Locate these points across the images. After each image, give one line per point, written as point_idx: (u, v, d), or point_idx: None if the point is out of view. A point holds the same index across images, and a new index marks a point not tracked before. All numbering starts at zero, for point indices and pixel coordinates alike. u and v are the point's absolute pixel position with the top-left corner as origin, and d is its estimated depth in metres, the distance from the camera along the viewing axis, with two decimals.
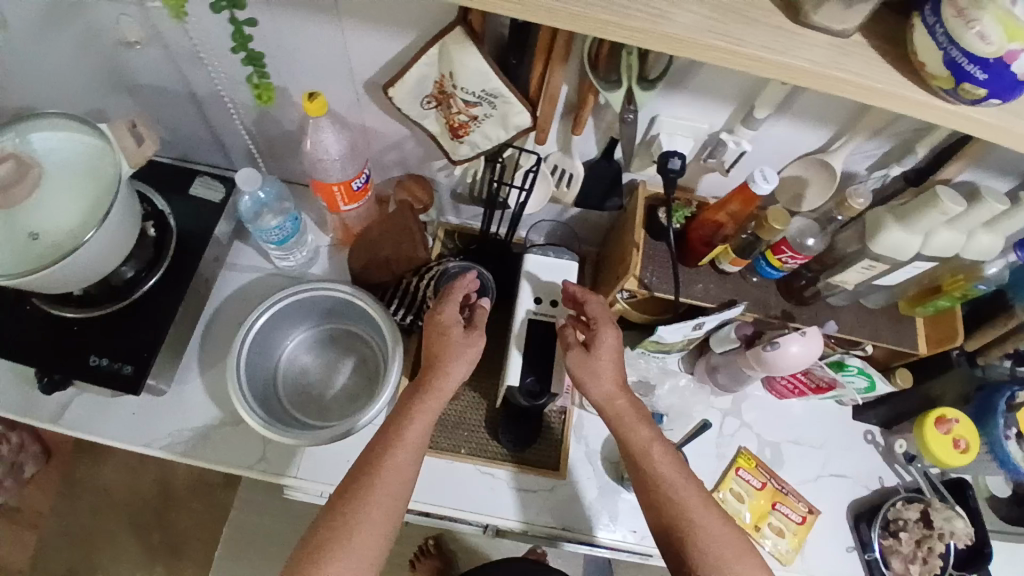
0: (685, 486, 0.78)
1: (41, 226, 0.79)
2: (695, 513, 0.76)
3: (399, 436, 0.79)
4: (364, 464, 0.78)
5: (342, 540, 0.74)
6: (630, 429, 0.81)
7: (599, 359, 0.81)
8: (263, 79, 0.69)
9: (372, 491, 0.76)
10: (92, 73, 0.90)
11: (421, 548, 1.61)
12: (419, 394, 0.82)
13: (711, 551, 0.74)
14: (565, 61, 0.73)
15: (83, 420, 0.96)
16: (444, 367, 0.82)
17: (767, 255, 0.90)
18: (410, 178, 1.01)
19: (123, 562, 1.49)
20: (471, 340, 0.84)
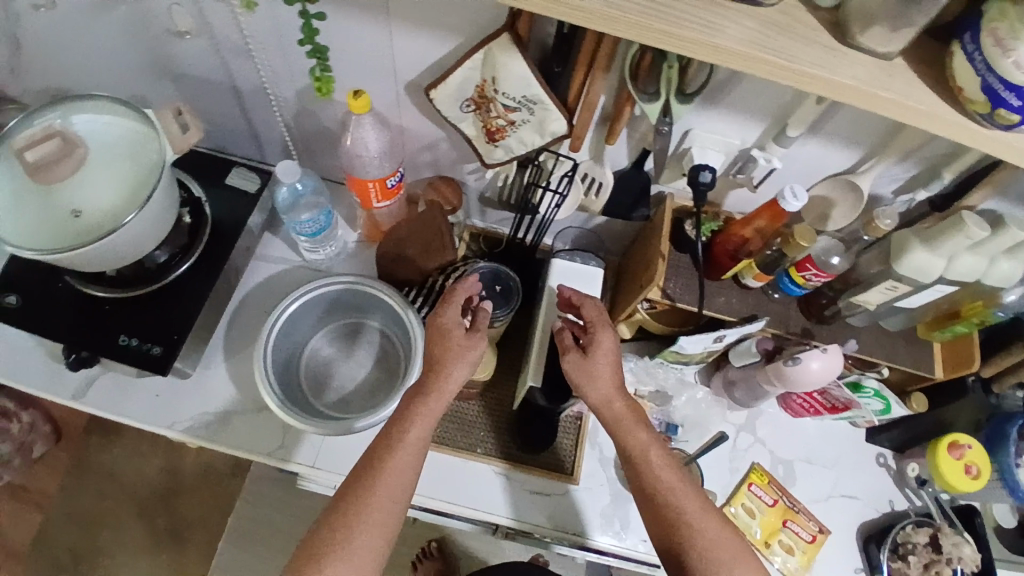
0: (683, 491, 0.79)
1: (83, 203, 0.81)
2: (691, 517, 0.77)
3: (400, 437, 0.80)
4: (366, 466, 0.79)
5: (344, 540, 0.75)
6: (628, 431, 0.82)
7: (598, 361, 0.82)
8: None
9: (373, 492, 0.78)
10: (141, 61, 0.93)
11: (424, 549, 1.61)
12: (420, 397, 0.83)
13: (709, 553, 0.76)
14: (606, 72, 0.75)
15: (106, 399, 0.97)
16: (443, 369, 0.83)
17: (790, 272, 0.91)
18: (441, 179, 1.03)
19: (126, 547, 1.50)
20: (472, 342, 0.84)
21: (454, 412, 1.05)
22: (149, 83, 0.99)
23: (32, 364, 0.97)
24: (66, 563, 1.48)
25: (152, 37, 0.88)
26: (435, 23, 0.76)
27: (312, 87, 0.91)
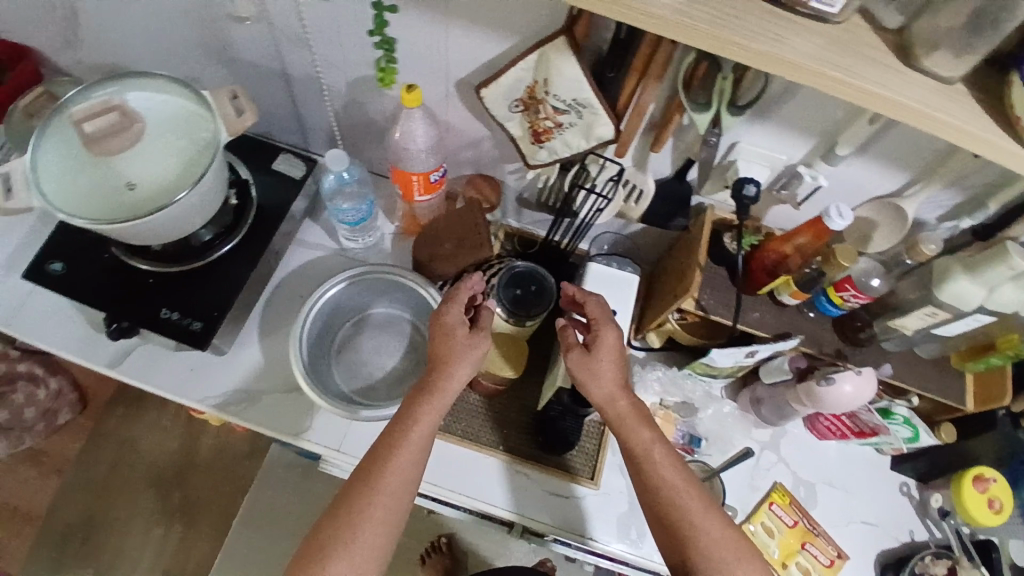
0: (684, 488, 0.78)
1: (138, 177, 0.82)
2: (692, 516, 0.76)
3: (404, 436, 0.80)
4: (369, 465, 0.80)
5: (348, 538, 0.76)
6: (630, 430, 0.81)
7: (600, 359, 0.82)
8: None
9: (376, 490, 0.78)
10: (200, 44, 0.95)
11: (432, 544, 1.61)
12: (425, 395, 0.83)
13: (709, 551, 0.75)
14: (659, 80, 0.75)
15: (141, 368, 0.99)
16: (446, 368, 0.84)
17: (828, 292, 0.91)
18: (479, 177, 1.04)
19: (140, 519, 1.52)
20: (475, 340, 0.85)
21: (479, 408, 1.05)
22: (202, 66, 1.01)
23: (72, 331, 1.00)
24: (81, 530, 1.51)
25: (211, 20, 0.90)
26: (492, 22, 0.77)
27: (363, 78, 0.93)
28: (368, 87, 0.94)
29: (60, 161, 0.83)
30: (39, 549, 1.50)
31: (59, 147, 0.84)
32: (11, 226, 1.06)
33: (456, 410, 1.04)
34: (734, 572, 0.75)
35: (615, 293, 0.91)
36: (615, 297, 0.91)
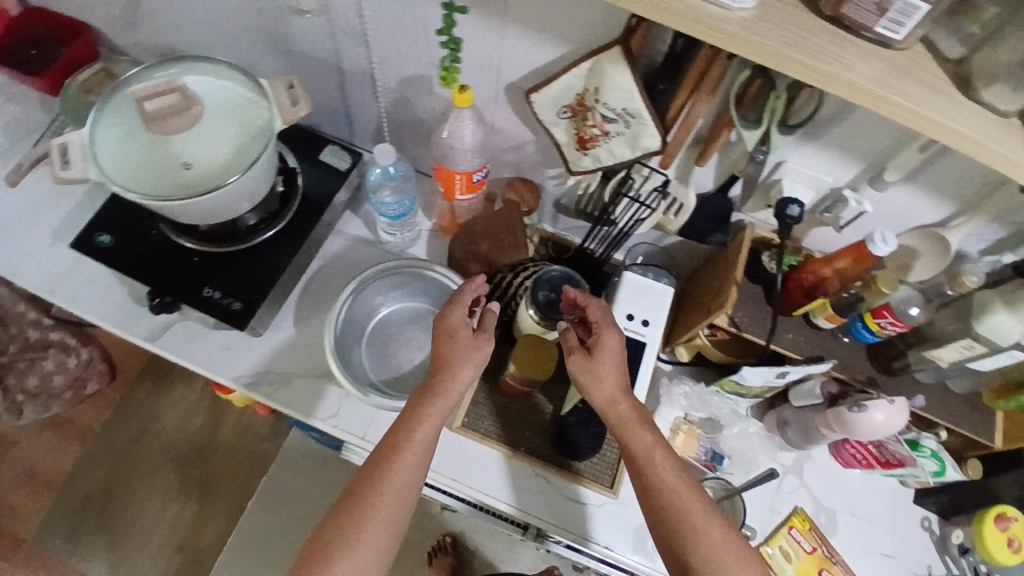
0: (684, 492, 0.78)
1: (194, 157, 0.84)
2: (693, 519, 0.76)
3: (408, 437, 0.82)
4: (373, 465, 0.81)
5: (352, 536, 0.77)
6: (631, 431, 0.81)
7: (601, 361, 0.82)
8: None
9: (380, 490, 0.80)
10: (260, 33, 0.98)
11: (438, 543, 1.61)
12: (429, 397, 0.85)
13: (708, 554, 0.74)
14: (711, 96, 0.75)
15: (179, 343, 1.01)
16: (450, 371, 0.86)
17: (865, 317, 0.90)
18: (520, 180, 1.05)
19: (158, 492, 1.55)
20: (479, 342, 0.87)
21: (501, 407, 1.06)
22: (259, 55, 1.03)
23: (114, 303, 1.03)
24: (100, 499, 1.54)
25: (273, 11, 0.92)
26: (548, 29, 0.78)
27: (415, 76, 0.95)
28: (419, 85, 0.96)
29: (119, 137, 0.85)
30: (59, 513, 1.53)
31: (118, 123, 0.85)
32: (62, 198, 1.09)
33: (481, 407, 1.05)
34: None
35: (651, 303, 0.90)
36: (649, 307, 0.90)
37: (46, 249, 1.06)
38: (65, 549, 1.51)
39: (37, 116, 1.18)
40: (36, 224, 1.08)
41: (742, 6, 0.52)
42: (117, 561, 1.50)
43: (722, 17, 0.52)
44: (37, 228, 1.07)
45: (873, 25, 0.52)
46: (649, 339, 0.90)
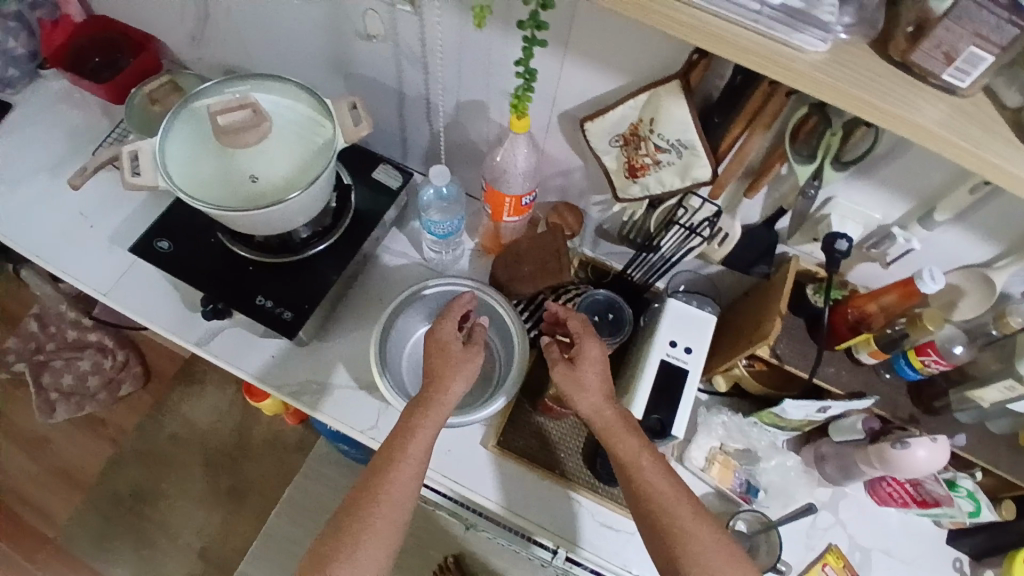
0: (672, 497, 0.78)
1: (261, 171, 0.88)
2: (682, 523, 0.76)
3: (403, 449, 0.84)
4: (370, 478, 0.83)
5: (350, 547, 0.79)
6: (618, 441, 0.81)
7: (584, 370, 0.83)
8: (525, 92, 0.75)
9: (377, 502, 0.81)
10: (325, 55, 1.02)
11: (441, 565, 1.57)
12: (420, 410, 0.87)
13: (699, 557, 0.75)
14: (766, 130, 0.77)
15: (226, 349, 1.04)
16: (442, 383, 0.88)
17: (908, 354, 0.91)
18: (563, 204, 1.07)
19: (187, 495, 1.56)
20: (469, 355, 0.90)
21: (539, 427, 1.06)
22: (320, 77, 1.08)
23: (165, 306, 1.06)
24: (129, 499, 1.56)
25: (339, 35, 0.97)
26: (607, 61, 0.81)
27: (471, 101, 0.99)
28: (473, 109, 1.00)
29: (188, 150, 0.89)
30: (86, 512, 1.55)
31: (188, 135, 0.89)
32: (121, 204, 1.13)
33: (518, 426, 1.05)
34: None
35: (694, 331, 0.91)
36: (693, 334, 0.91)
37: (102, 252, 1.10)
38: (90, 550, 1.52)
39: (99, 123, 1.20)
40: (94, 227, 1.11)
41: (818, 47, 0.53)
42: (144, 561, 1.51)
43: (798, 57, 0.53)
44: (94, 231, 1.11)
45: (940, 72, 0.54)
46: (692, 367, 0.89)
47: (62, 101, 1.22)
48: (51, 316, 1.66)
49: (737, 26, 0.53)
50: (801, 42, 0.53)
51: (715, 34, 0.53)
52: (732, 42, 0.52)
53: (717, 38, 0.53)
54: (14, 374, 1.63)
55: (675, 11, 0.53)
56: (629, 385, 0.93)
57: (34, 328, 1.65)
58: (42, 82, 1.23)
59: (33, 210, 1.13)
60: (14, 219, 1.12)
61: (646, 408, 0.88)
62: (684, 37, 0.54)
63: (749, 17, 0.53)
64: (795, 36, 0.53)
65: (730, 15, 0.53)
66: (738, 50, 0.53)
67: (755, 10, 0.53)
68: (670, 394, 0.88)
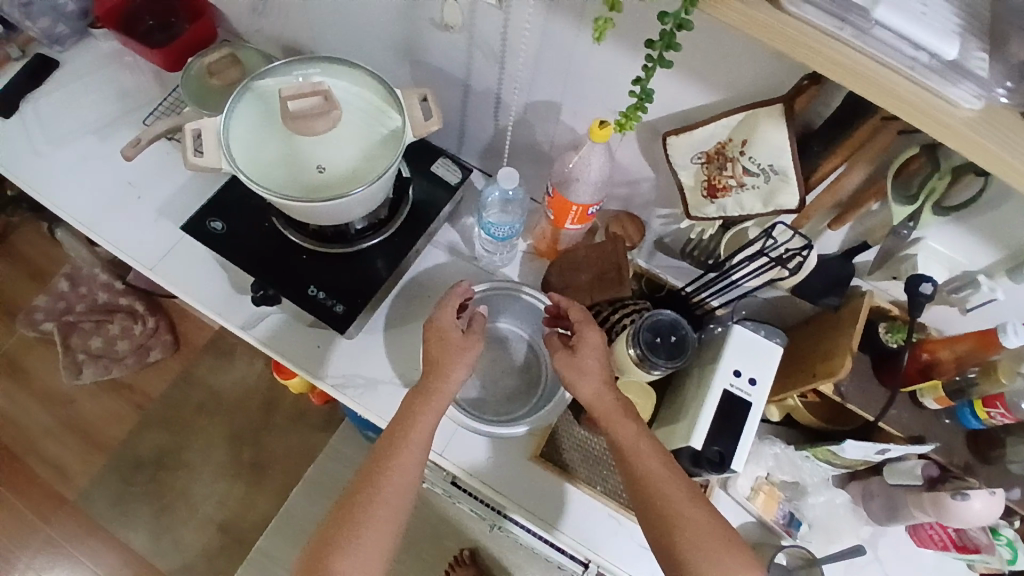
0: (669, 481, 0.78)
1: (327, 161, 0.85)
2: (679, 506, 0.75)
3: (405, 437, 0.83)
4: (372, 466, 0.81)
5: (353, 534, 0.76)
6: (616, 424, 0.81)
7: (585, 357, 0.85)
8: (634, 114, 0.64)
9: (379, 490, 0.79)
10: (397, 40, 0.99)
11: (456, 557, 1.54)
12: (421, 397, 0.86)
13: (696, 540, 0.74)
14: (870, 164, 0.73)
15: (271, 335, 1.01)
16: (443, 372, 0.87)
17: (974, 404, 0.88)
18: (625, 214, 1.03)
19: (208, 466, 1.56)
20: (469, 342, 0.89)
21: (584, 441, 1.01)
22: (388, 59, 1.04)
23: (212, 285, 1.03)
24: (150, 466, 1.55)
25: (414, 19, 0.93)
26: (702, 75, 0.77)
27: (543, 102, 0.95)
28: (545, 111, 0.97)
29: (253, 133, 0.86)
30: (107, 475, 1.54)
31: (254, 118, 0.86)
32: (171, 175, 1.10)
33: (563, 438, 1.01)
34: (727, 562, 0.72)
35: (758, 362, 0.88)
36: (756, 364, 0.88)
37: (150, 224, 1.07)
38: (108, 514, 1.52)
39: (150, 90, 1.17)
40: (142, 198, 1.08)
41: (972, 104, 0.50)
42: (162, 529, 1.51)
43: (951, 112, 0.50)
44: (142, 202, 1.08)
45: None
46: (755, 400, 0.87)
47: (115, 63, 1.18)
48: (83, 277, 1.64)
49: (890, 71, 0.51)
50: (956, 96, 0.50)
51: (867, 76, 0.50)
52: (883, 87, 0.50)
53: (869, 81, 0.50)
54: (42, 333, 1.61)
55: (829, 47, 0.50)
56: (685, 410, 0.90)
57: (64, 287, 1.63)
58: (95, 42, 1.20)
59: (81, 176, 1.10)
60: (63, 183, 1.09)
61: (707, 438, 0.85)
62: (830, 75, 0.52)
63: (903, 62, 0.50)
64: (951, 89, 0.50)
65: (883, 58, 0.51)
66: (888, 96, 0.51)
67: (911, 56, 0.50)
68: (731, 426, 0.85)
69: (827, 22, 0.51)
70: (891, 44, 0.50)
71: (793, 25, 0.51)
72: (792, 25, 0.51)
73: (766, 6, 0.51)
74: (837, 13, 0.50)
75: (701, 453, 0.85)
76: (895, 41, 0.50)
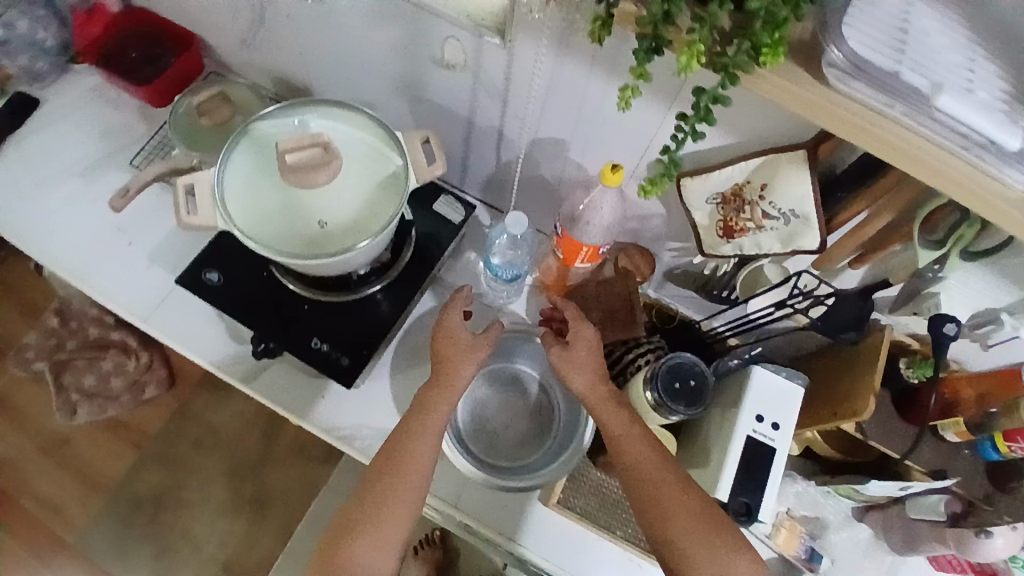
0: (662, 466, 0.79)
1: (329, 216, 0.82)
2: (672, 491, 0.77)
3: (423, 427, 0.81)
4: (381, 474, 0.79)
5: (374, 520, 0.77)
6: (608, 413, 0.82)
7: (578, 350, 0.85)
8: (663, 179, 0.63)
9: (398, 477, 0.79)
10: (397, 76, 0.95)
11: (426, 536, 1.54)
12: (433, 388, 0.84)
13: (687, 524, 0.76)
14: (897, 211, 0.71)
15: (274, 386, 0.98)
16: (452, 368, 0.85)
17: (995, 438, 0.85)
18: (634, 247, 1.01)
19: (209, 502, 1.52)
20: (478, 343, 0.86)
21: (599, 484, 0.98)
22: (386, 94, 1.01)
23: (206, 335, 0.99)
24: (151, 505, 1.51)
25: (413, 55, 0.90)
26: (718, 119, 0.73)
27: (549, 139, 0.92)
28: (551, 148, 0.94)
29: (249, 186, 0.82)
30: (107, 517, 1.50)
31: (250, 171, 0.83)
32: (162, 219, 1.05)
33: (577, 481, 0.98)
34: (720, 545, 0.75)
35: (780, 405, 0.86)
36: (777, 407, 0.86)
37: (140, 272, 1.02)
38: (109, 555, 1.48)
39: (135, 128, 1.12)
40: (132, 244, 1.04)
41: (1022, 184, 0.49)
42: (165, 569, 1.48)
43: (1001, 193, 0.49)
44: (132, 248, 1.03)
45: None
46: (780, 445, 0.85)
47: (97, 99, 1.13)
48: (73, 311, 1.59)
49: (941, 149, 0.49)
50: (1006, 176, 0.49)
51: (916, 157, 0.49)
52: (935, 170, 0.49)
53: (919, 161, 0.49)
54: (33, 372, 1.56)
55: (878, 127, 0.49)
56: (704, 456, 0.88)
57: (54, 323, 1.58)
58: (76, 78, 1.14)
59: (67, 223, 1.05)
60: (48, 231, 1.04)
61: (733, 490, 0.83)
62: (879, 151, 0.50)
63: (956, 141, 0.49)
64: (1002, 171, 0.49)
65: (932, 136, 0.49)
66: (940, 178, 0.49)
67: (963, 136, 0.48)
68: (752, 474, 0.83)
69: (875, 100, 0.49)
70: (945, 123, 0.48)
71: (841, 104, 0.49)
72: (840, 104, 0.49)
73: (810, 84, 0.49)
74: (887, 91, 0.49)
75: (728, 504, 0.83)
76: (947, 121, 0.48)
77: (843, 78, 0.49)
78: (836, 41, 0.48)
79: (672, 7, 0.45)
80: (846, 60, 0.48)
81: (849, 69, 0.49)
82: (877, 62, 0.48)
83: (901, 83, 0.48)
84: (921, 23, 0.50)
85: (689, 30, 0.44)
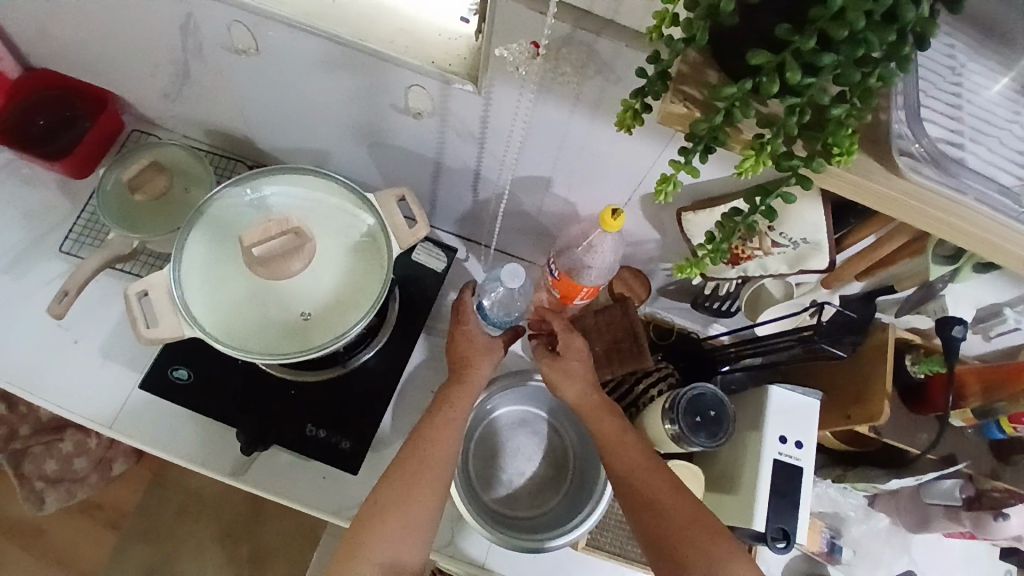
0: (652, 469, 0.77)
1: (313, 306, 0.74)
2: (662, 495, 0.75)
3: (448, 419, 0.80)
4: (399, 483, 0.75)
5: (398, 513, 0.74)
6: (598, 420, 0.81)
7: (570, 359, 0.84)
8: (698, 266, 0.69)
9: (418, 480, 0.76)
10: (353, 124, 0.86)
11: None
12: (455, 385, 0.83)
13: (677, 528, 0.73)
14: (911, 232, 0.69)
15: (267, 477, 0.89)
16: (470, 368, 0.84)
17: (999, 420, 0.87)
18: (628, 271, 0.96)
19: (207, 572, 1.45)
20: (494, 345, 0.85)
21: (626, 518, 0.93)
22: (341, 142, 0.91)
23: (188, 435, 0.90)
24: None
25: (370, 105, 0.81)
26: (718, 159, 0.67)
27: (530, 177, 0.85)
28: (533, 185, 0.87)
29: (209, 282, 0.74)
30: None
31: (213, 265, 0.74)
32: (110, 307, 0.95)
33: (602, 519, 0.93)
34: (713, 551, 0.72)
35: (798, 420, 0.86)
36: (795, 425, 0.86)
37: (94, 372, 0.92)
38: None
39: (58, 205, 0.99)
40: (79, 341, 0.93)
41: None
42: None
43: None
44: (80, 346, 0.92)
45: None
46: (805, 463, 0.85)
47: (8, 177, 0.99)
48: None
49: (1000, 226, 0.51)
50: None
51: (973, 235, 0.51)
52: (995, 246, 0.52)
53: (984, 242, 0.52)
54: None
55: (943, 212, 0.50)
56: (733, 484, 0.87)
57: None
58: None
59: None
60: None
61: (769, 518, 0.82)
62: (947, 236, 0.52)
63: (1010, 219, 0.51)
64: None
65: (992, 215, 0.51)
66: (993, 252, 0.52)
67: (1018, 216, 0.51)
68: (782, 499, 0.83)
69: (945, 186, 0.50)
70: (998, 202, 0.51)
71: (913, 193, 0.49)
72: (913, 194, 0.49)
73: (885, 176, 0.49)
74: (953, 178, 0.49)
75: (766, 534, 0.82)
76: (1004, 203, 0.51)
77: (916, 167, 0.49)
78: (910, 134, 0.49)
79: (738, 109, 0.43)
80: (921, 151, 0.49)
81: (921, 158, 0.49)
82: (941, 150, 0.50)
83: (962, 171, 0.50)
84: (974, 95, 0.52)
85: (757, 134, 0.45)
